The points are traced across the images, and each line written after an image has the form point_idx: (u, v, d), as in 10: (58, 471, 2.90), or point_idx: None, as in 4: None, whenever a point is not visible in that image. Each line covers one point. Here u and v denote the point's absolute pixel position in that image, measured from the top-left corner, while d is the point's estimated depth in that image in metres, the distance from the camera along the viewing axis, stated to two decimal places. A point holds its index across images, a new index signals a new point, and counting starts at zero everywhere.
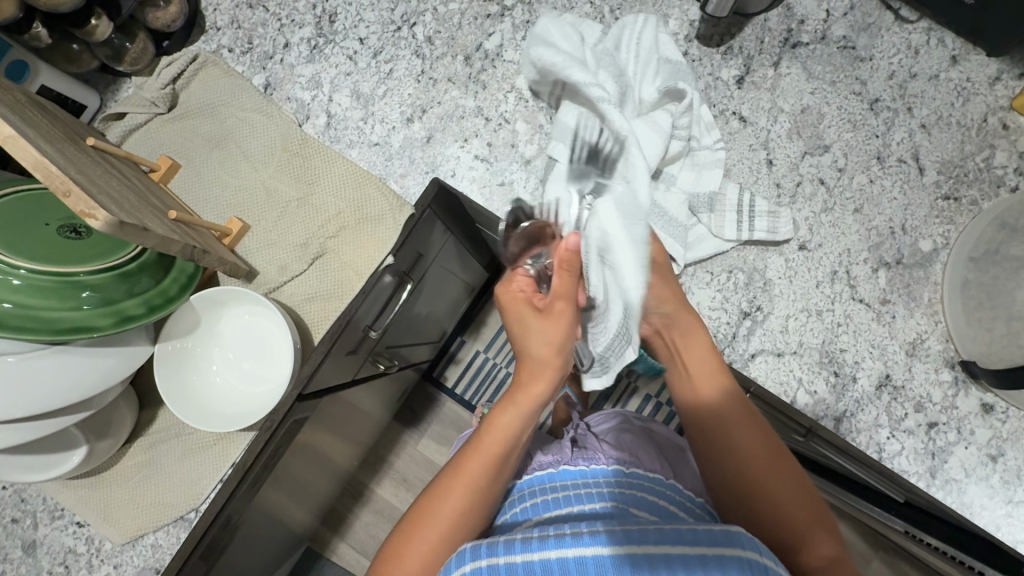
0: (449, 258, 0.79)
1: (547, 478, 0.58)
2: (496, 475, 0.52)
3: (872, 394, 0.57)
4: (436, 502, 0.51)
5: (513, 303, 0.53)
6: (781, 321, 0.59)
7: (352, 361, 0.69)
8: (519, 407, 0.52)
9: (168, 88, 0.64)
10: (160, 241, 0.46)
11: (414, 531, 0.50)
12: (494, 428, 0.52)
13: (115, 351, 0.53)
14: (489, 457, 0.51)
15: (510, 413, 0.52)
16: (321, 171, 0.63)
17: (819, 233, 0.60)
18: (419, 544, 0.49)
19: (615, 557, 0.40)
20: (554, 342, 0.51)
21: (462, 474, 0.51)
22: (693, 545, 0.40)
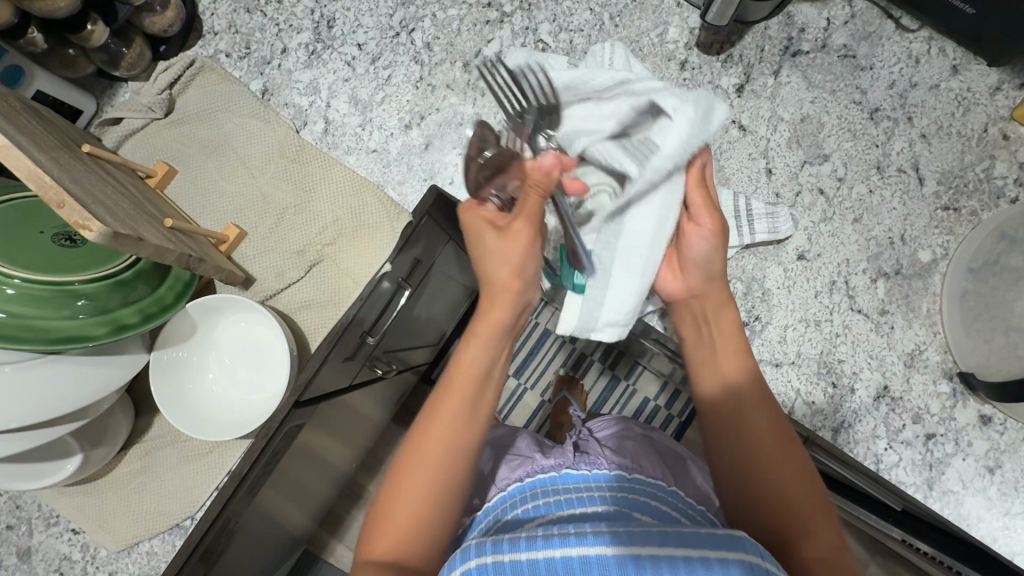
0: (447, 263, 0.79)
1: (552, 479, 0.57)
2: (470, 411, 0.49)
3: (870, 404, 0.57)
4: (411, 452, 0.48)
5: (476, 225, 0.50)
6: (780, 332, 0.58)
7: (352, 363, 0.69)
8: (481, 340, 0.50)
9: (165, 93, 0.64)
10: (156, 251, 0.46)
11: (394, 498, 0.47)
12: (460, 365, 0.50)
13: (112, 359, 0.53)
14: (460, 392, 0.49)
15: (475, 344, 0.50)
16: (318, 177, 0.63)
17: (818, 243, 0.59)
18: (405, 500, 0.46)
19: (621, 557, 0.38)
20: (514, 262, 0.49)
21: (434, 419, 0.48)
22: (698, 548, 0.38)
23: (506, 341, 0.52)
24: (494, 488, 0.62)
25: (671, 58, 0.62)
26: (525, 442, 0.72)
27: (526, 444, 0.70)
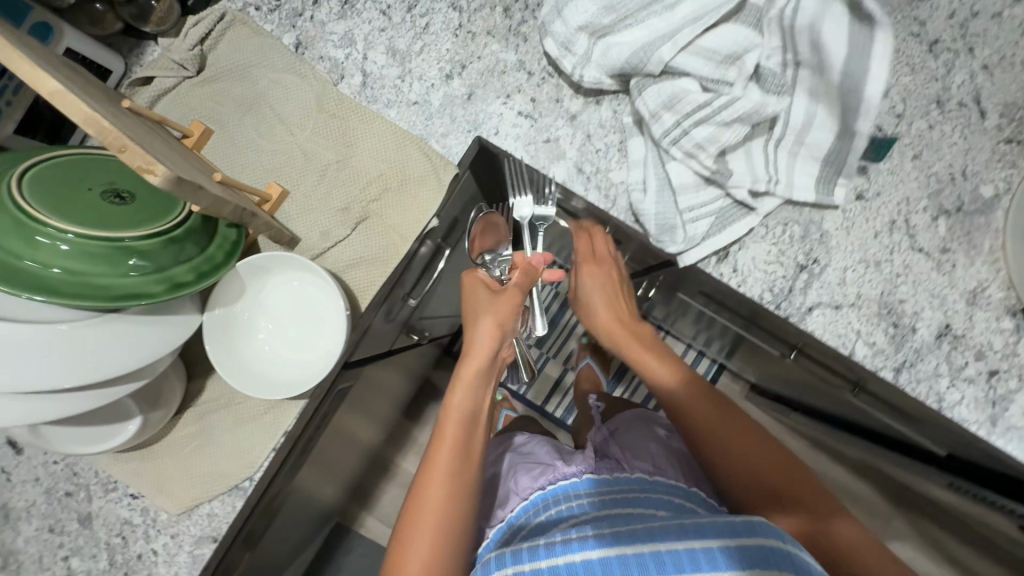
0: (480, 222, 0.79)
1: (572, 487, 0.57)
2: (462, 462, 0.52)
3: (931, 343, 0.57)
4: (418, 502, 0.51)
5: (472, 284, 0.62)
6: (838, 274, 0.58)
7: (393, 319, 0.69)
8: (466, 383, 0.56)
9: (196, 50, 0.62)
10: (214, 203, 0.45)
11: (405, 547, 0.49)
12: (449, 414, 0.54)
13: (166, 319, 0.51)
14: (451, 440, 0.53)
15: (461, 392, 0.55)
16: (359, 132, 0.61)
17: (877, 182, 0.58)
18: (420, 543, 0.49)
19: (635, 550, 0.40)
20: (506, 315, 0.59)
21: (431, 475, 0.51)
22: (712, 537, 0.39)
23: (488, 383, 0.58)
24: (515, 497, 0.61)
25: None
26: (543, 446, 0.72)
27: (543, 450, 0.71)
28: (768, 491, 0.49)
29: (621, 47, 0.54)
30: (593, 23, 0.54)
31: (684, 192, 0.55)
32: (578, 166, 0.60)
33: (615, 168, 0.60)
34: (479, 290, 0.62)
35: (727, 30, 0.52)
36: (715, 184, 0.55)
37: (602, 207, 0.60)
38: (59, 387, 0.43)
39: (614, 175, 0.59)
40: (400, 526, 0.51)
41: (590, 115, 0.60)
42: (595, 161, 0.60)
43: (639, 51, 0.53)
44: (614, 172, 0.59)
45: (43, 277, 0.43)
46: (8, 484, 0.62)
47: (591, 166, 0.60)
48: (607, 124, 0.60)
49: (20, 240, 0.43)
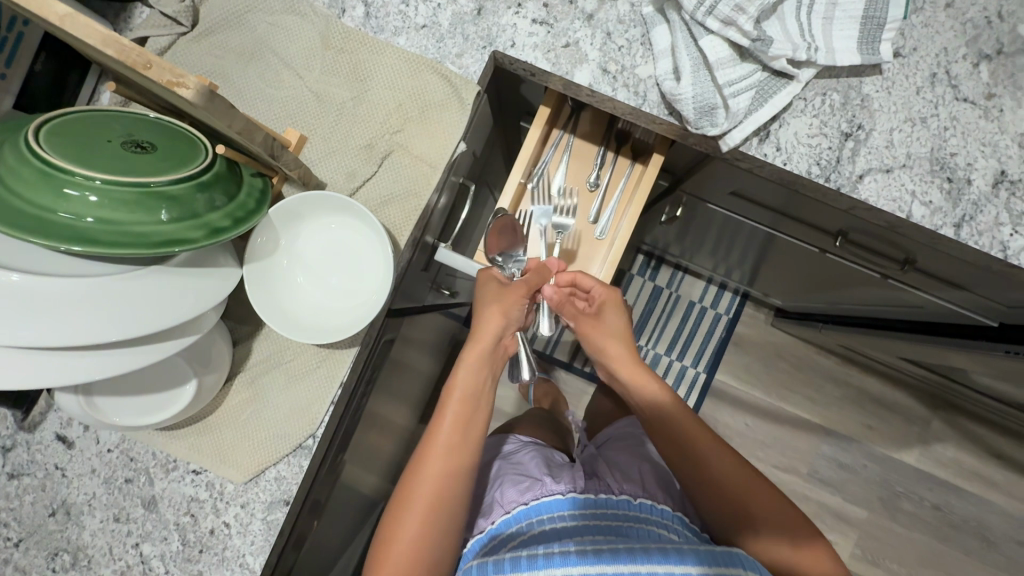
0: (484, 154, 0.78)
1: (557, 506, 0.64)
2: (460, 439, 0.59)
3: (989, 193, 0.55)
4: (417, 475, 0.57)
5: (484, 280, 0.65)
6: (885, 137, 0.56)
7: (418, 260, 0.69)
8: (472, 364, 0.61)
9: (187, 1, 0.58)
10: (245, 127, 0.43)
11: (399, 512, 0.56)
12: (454, 390, 0.60)
13: (206, 270, 0.49)
14: (456, 417, 0.59)
15: (465, 370, 0.61)
16: (371, 64, 0.59)
17: (912, 38, 0.56)
18: (411, 512, 0.55)
19: (600, 569, 0.50)
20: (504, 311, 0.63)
21: (432, 446, 0.58)
22: (691, 563, 0.50)
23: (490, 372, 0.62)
24: (500, 508, 0.68)
25: None
26: (534, 458, 0.77)
27: (533, 462, 0.75)
28: (739, 486, 0.59)
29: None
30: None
31: (721, 67, 0.53)
32: (602, 67, 0.58)
33: (641, 64, 0.57)
34: (488, 283, 0.64)
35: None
36: (751, 57, 0.53)
37: (632, 105, 0.58)
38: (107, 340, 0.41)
39: (642, 71, 0.57)
40: (397, 497, 0.57)
41: (608, 13, 0.58)
42: (619, 59, 0.58)
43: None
44: (641, 68, 0.57)
45: (77, 228, 0.41)
46: (64, 480, 0.60)
47: (616, 65, 0.58)
48: (626, 18, 0.58)
49: (49, 191, 0.41)
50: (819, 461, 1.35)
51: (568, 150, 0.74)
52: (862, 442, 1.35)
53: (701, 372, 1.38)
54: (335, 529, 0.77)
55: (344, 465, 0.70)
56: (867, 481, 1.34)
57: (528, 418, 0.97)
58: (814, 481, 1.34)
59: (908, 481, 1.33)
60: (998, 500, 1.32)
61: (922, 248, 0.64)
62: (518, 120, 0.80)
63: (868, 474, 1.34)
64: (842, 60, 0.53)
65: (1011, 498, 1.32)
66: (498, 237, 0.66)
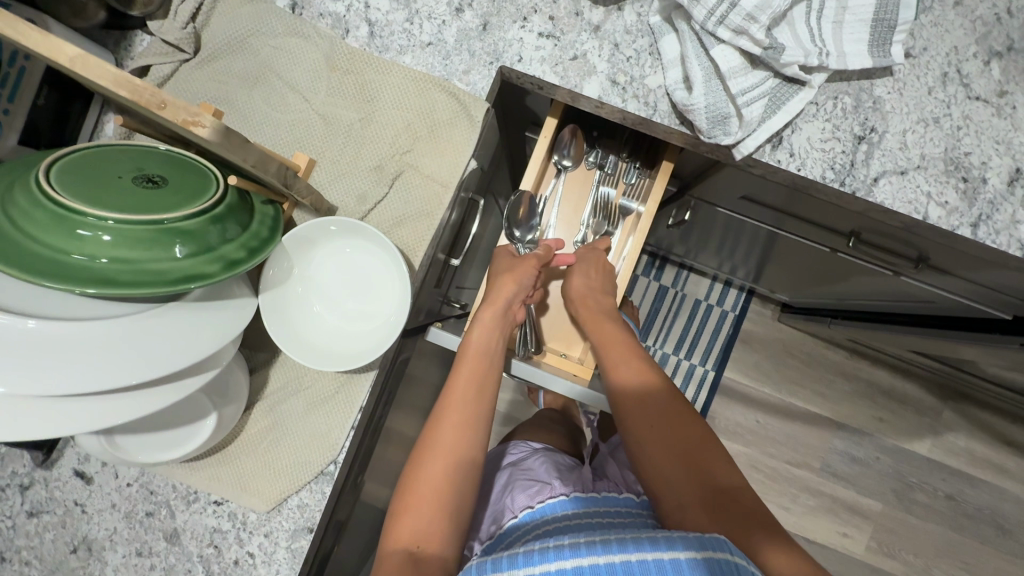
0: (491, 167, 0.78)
1: (566, 504, 0.65)
2: (476, 392, 0.59)
3: (1004, 191, 0.55)
4: (437, 426, 0.57)
5: (496, 256, 0.72)
6: (899, 139, 0.56)
7: (430, 279, 0.68)
8: (484, 324, 0.64)
9: (189, 28, 0.58)
10: (258, 159, 0.42)
11: (420, 466, 0.55)
12: (468, 347, 0.62)
13: (224, 303, 0.49)
14: (469, 375, 0.60)
15: (478, 332, 0.63)
16: (377, 84, 0.58)
17: (922, 37, 0.56)
18: (432, 465, 0.54)
19: (593, 561, 0.44)
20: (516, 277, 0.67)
21: (450, 401, 0.59)
22: (681, 549, 0.43)
23: (500, 333, 0.64)
24: (510, 513, 0.68)
25: None
26: (541, 462, 0.77)
27: (542, 466, 0.76)
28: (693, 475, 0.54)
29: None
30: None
31: (734, 76, 0.52)
32: (611, 79, 0.57)
33: (650, 75, 0.57)
34: (503, 256, 0.71)
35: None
36: (763, 65, 0.53)
37: (643, 116, 0.57)
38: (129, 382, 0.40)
39: (651, 81, 0.57)
40: (417, 452, 0.56)
41: (614, 24, 0.57)
42: (628, 70, 0.57)
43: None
44: (650, 78, 0.57)
45: (92, 270, 0.40)
46: (84, 517, 0.59)
47: (625, 76, 0.57)
48: (633, 29, 0.57)
49: (61, 233, 0.40)
50: (831, 456, 1.35)
51: (555, 211, 0.76)
52: (873, 435, 1.35)
53: (709, 370, 1.38)
54: (356, 550, 0.77)
55: (363, 487, 0.69)
56: (879, 473, 1.34)
57: (534, 422, 0.97)
58: (827, 475, 1.34)
59: (920, 472, 1.34)
60: (1010, 487, 1.32)
61: (935, 247, 0.64)
62: (523, 131, 0.80)
63: (880, 465, 1.34)
64: (853, 64, 0.52)
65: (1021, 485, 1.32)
66: (523, 206, 0.73)
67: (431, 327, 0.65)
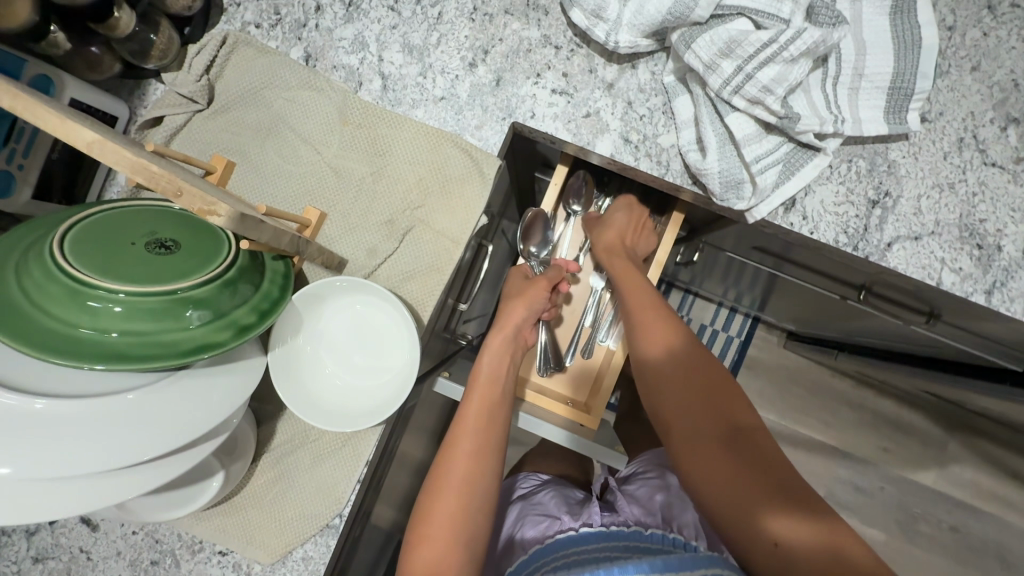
0: (500, 209, 0.78)
1: (570, 541, 0.63)
2: (490, 416, 0.57)
3: (1020, 259, 0.54)
4: (450, 453, 0.54)
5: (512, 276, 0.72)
6: (913, 204, 0.55)
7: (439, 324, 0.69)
8: (495, 348, 0.62)
9: (203, 79, 0.58)
10: (273, 234, 0.41)
11: (435, 494, 0.52)
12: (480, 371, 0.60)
13: (233, 366, 0.49)
14: (482, 401, 0.57)
15: (488, 357, 0.61)
16: (389, 138, 0.58)
17: (938, 101, 0.55)
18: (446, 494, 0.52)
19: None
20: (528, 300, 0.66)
21: (462, 427, 0.56)
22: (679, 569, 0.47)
23: (511, 354, 0.62)
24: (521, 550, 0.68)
25: None
26: (553, 498, 0.76)
27: (553, 502, 0.75)
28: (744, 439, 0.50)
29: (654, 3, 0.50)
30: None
31: (748, 143, 0.52)
32: (624, 136, 0.57)
33: (664, 133, 0.57)
34: (516, 279, 0.71)
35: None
36: (777, 130, 0.52)
37: (656, 175, 0.57)
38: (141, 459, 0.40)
39: (664, 140, 0.57)
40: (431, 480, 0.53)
41: (628, 81, 0.57)
42: (641, 128, 0.57)
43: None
44: (663, 137, 0.57)
45: (102, 343, 0.40)
46: (89, 564, 0.59)
47: (638, 134, 0.57)
48: (647, 87, 0.57)
49: (73, 307, 0.40)
50: (835, 486, 1.34)
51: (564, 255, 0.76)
52: (878, 466, 1.34)
53: None
54: None
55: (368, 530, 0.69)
56: (883, 504, 1.33)
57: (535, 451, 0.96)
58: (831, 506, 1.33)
59: (925, 504, 1.33)
60: (1016, 521, 1.30)
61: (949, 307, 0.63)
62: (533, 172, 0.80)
63: (884, 496, 1.33)
64: (868, 131, 0.52)
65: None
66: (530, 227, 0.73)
67: (440, 379, 0.64)
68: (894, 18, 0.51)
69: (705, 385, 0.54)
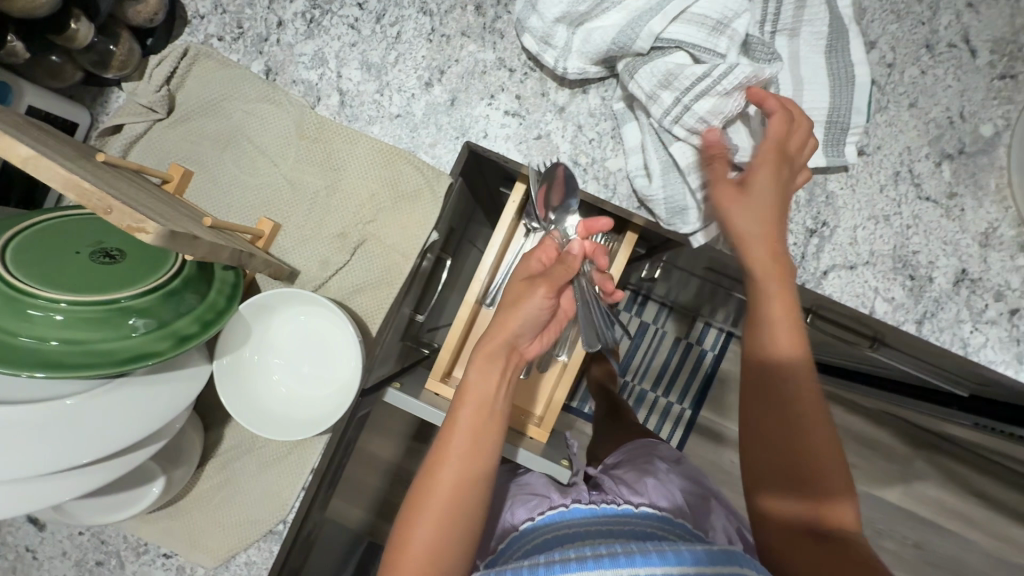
0: (465, 223, 0.80)
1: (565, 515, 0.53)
2: (477, 446, 0.49)
3: (950, 291, 0.56)
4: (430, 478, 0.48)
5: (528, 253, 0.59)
6: (849, 234, 0.57)
7: (395, 334, 0.70)
8: (478, 364, 0.51)
9: (163, 90, 0.59)
10: (211, 249, 0.42)
11: (410, 523, 0.46)
12: (467, 393, 0.50)
13: (175, 374, 0.50)
14: (469, 425, 0.49)
15: (475, 372, 0.51)
16: (344, 153, 0.60)
17: (876, 135, 0.57)
18: (422, 525, 0.46)
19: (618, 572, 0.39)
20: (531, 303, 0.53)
21: (444, 453, 0.48)
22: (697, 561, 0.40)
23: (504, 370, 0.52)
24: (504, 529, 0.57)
25: None
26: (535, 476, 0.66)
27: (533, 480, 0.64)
28: (819, 474, 0.45)
29: (603, 31, 0.52)
30: (571, 12, 0.52)
31: (692, 171, 0.54)
32: (573, 160, 0.59)
33: (611, 158, 0.58)
34: (528, 258, 0.59)
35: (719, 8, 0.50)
36: (719, 159, 0.54)
37: (603, 198, 0.59)
38: (77, 463, 0.42)
39: (612, 164, 0.58)
40: (407, 507, 0.48)
41: (579, 106, 0.59)
42: (589, 152, 0.58)
43: (626, 31, 0.51)
44: (610, 161, 0.58)
45: (39, 351, 0.41)
46: (34, 562, 0.60)
47: (586, 158, 0.59)
48: (597, 112, 0.58)
49: (11, 314, 0.41)
50: None
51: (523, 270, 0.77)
52: None
53: (686, 409, 1.39)
54: None
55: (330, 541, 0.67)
56: None
57: None
58: None
59: (890, 521, 1.34)
60: (976, 539, 1.31)
61: (892, 334, 0.64)
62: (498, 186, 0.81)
63: None
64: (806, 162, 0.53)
65: (992, 538, 1.31)
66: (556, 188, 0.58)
67: (390, 390, 0.64)
68: (830, 55, 0.53)
69: (806, 399, 0.47)
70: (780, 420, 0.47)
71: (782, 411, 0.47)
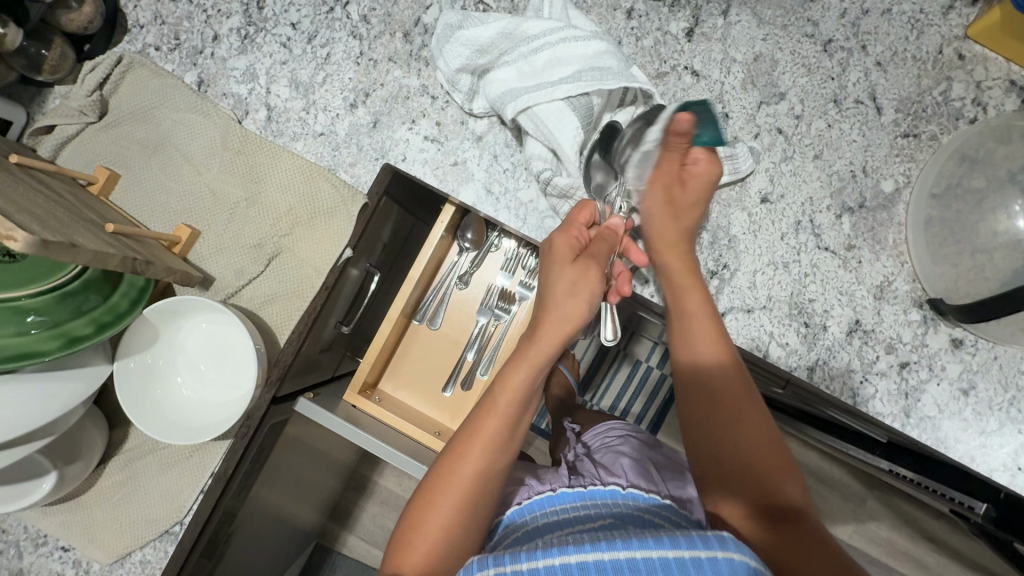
0: (400, 241, 0.82)
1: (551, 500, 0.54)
2: (508, 442, 0.50)
3: (843, 340, 0.57)
4: (457, 463, 0.49)
5: (575, 224, 0.54)
6: (748, 278, 0.58)
7: (317, 344, 0.71)
8: (533, 363, 0.51)
9: (95, 94, 0.61)
10: (96, 256, 0.44)
11: (431, 500, 0.48)
12: (508, 388, 0.50)
13: (74, 372, 0.52)
14: (505, 419, 0.50)
15: (524, 368, 0.50)
16: (265, 166, 0.62)
17: (781, 184, 0.58)
18: (445, 506, 0.48)
19: (613, 556, 0.38)
20: (590, 295, 0.51)
21: (478, 441, 0.49)
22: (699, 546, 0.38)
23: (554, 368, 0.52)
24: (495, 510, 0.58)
25: (616, 7, 0.59)
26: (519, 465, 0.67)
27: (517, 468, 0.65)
28: (754, 470, 0.50)
29: (497, 85, 0.57)
30: (469, 66, 0.57)
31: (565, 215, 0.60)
32: (486, 187, 0.60)
33: (521, 188, 0.59)
34: (569, 236, 0.53)
35: (562, 103, 0.57)
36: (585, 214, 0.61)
37: (514, 227, 0.60)
38: None
39: (521, 195, 0.59)
40: (429, 483, 0.49)
41: (496, 136, 0.60)
42: (503, 181, 0.60)
43: (507, 91, 0.56)
44: (521, 191, 0.59)
45: None
46: None
47: (500, 187, 0.60)
48: (513, 143, 0.60)
49: None
50: None
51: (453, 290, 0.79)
52: None
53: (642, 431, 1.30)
54: None
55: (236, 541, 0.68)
56: None
57: None
58: None
59: None
60: None
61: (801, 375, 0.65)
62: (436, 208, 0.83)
63: None
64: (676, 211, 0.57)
65: None
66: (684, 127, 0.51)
67: (300, 399, 0.64)
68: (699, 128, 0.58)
69: (734, 404, 0.52)
70: (716, 431, 0.52)
71: (712, 414, 0.53)
